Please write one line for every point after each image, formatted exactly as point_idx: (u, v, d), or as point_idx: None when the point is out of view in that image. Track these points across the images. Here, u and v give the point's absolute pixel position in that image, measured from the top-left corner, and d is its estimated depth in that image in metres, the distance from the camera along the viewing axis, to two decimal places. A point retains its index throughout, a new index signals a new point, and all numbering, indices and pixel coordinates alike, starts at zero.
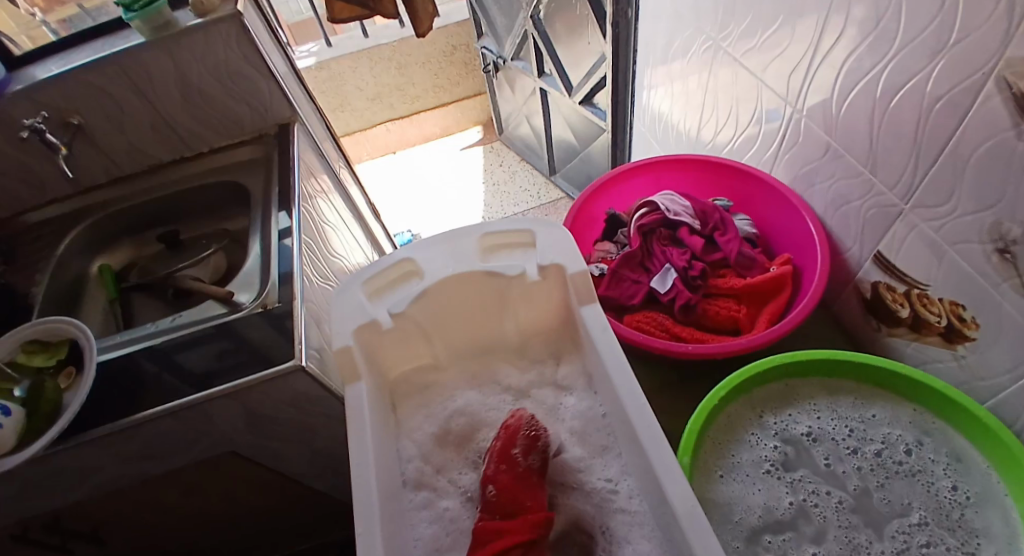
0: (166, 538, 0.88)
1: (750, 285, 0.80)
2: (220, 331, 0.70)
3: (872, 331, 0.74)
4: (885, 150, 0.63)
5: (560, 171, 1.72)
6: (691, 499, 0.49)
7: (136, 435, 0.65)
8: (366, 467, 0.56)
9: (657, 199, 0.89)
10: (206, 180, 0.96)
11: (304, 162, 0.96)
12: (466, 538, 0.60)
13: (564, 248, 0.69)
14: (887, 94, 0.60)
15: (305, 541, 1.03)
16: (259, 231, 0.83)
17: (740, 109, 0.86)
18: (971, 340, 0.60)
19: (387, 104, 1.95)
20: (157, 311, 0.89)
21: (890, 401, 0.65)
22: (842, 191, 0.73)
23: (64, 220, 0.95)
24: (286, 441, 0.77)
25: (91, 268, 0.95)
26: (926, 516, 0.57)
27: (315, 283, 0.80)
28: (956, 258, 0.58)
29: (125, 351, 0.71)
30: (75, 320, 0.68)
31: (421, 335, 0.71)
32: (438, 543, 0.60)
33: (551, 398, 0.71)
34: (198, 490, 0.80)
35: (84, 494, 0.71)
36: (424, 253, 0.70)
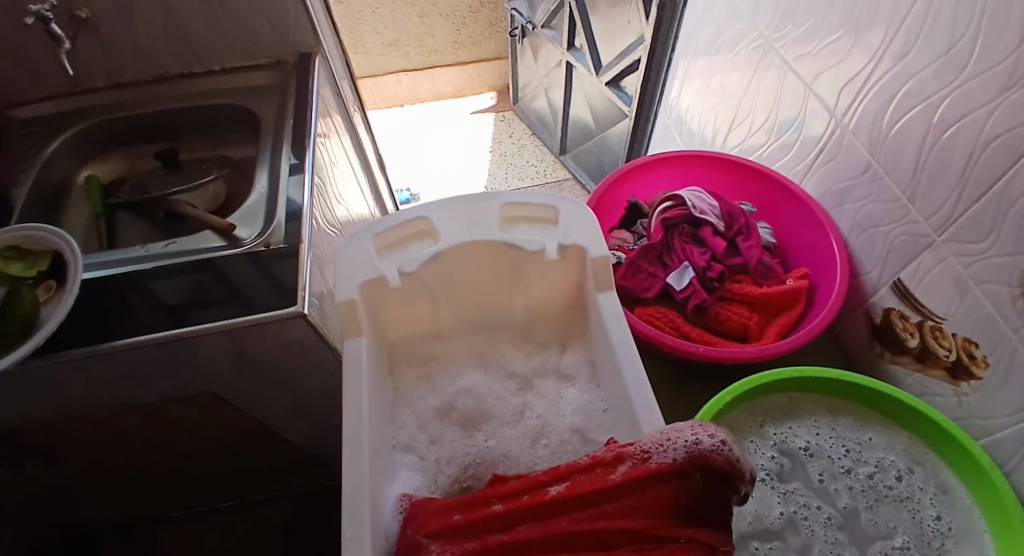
0: (126, 467, 0.84)
1: (767, 294, 0.80)
2: (219, 262, 0.66)
3: (875, 357, 0.75)
4: (929, 180, 0.62)
5: (571, 152, 1.68)
6: None
7: (113, 362, 0.61)
8: (360, 426, 0.53)
9: (683, 194, 0.88)
10: (211, 101, 0.91)
11: (321, 98, 0.90)
12: None
13: (588, 229, 0.66)
14: (943, 123, 0.59)
15: (268, 489, 1.00)
16: (267, 164, 0.78)
17: (780, 115, 0.84)
18: (978, 379, 0.61)
19: (402, 52, 1.88)
20: (144, 232, 0.84)
21: (888, 428, 0.66)
22: (873, 213, 0.72)
23: (57, 119, 0.89)
24: (270, 387, 0.74)
25: (79, 176, 0.90)
26: (908, 541, 0.59)
27: (323, 228, 0.77)
28: (980, 297, 0.58)
29: (110, 271, 0.67)
30: (61, 231, 0.63)
31: (430, 299, 0.69)
32: None
33: (554, 388, 0.70)
34: (168, 424, 0.77)
35: (48, 414, 0.67)
36: (443, 213, 0.66)
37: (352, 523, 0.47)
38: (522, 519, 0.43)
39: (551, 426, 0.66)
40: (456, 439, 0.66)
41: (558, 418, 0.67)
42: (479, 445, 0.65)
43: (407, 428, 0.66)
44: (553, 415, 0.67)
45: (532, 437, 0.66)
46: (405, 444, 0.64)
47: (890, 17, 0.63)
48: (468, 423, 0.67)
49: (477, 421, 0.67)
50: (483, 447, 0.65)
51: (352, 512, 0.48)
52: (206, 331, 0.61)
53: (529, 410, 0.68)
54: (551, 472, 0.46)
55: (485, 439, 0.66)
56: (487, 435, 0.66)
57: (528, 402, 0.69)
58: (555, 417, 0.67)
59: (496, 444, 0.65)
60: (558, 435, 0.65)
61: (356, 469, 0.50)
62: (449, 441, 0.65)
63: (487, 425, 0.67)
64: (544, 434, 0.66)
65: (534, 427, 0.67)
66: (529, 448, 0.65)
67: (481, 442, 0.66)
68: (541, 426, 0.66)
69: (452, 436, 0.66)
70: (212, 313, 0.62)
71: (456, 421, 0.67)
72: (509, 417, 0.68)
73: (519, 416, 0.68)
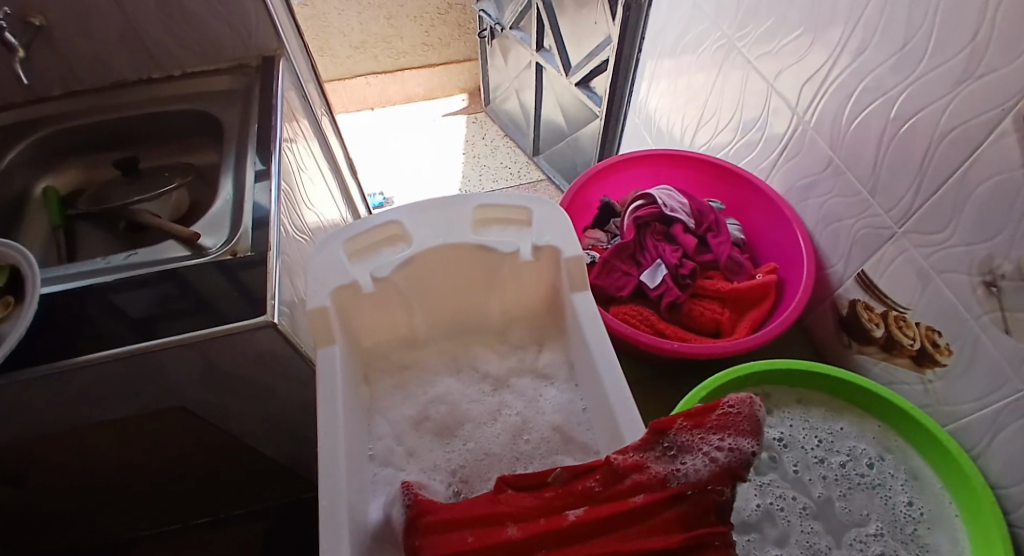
0: (92, 489, 0.81)
1: (739, 289, 0.81)
2: (186, 273, 0.64)
3: (843, 347, 0.77)
4: (889, 173, 0.64)
5: (543, 152, 1.69)
6: None
7: (75, 380, 0.59)
8: (337, 434, 0.52)
9: (654, 193, 0.89)
10: (173, 106, 0.88)
11: (287, 102, 0.88)
12: None
13: (560, 229, 0.66)
14: (901, 117, 0.61)
15: (243, 504, 0.97)
16: (231, 171, 0.76)
17: (745, 113, 0.86)
18: (941, 366, 0.63)
19: (371, 55, 1.86)
20: (105, 243, 0.81)
21: (858, 417, 0.68)
22: (837, 208, 0.74)
23: (10, 129, 0.85)
24: (242, 398, 0.72)
25: (35, 187, 0.87)
26: (881, 528, 0.61)
27: (291, 235, 0.75)
28: (941, 286, 0.60)
29: (69, 285, 0.65)
30: (16, 245, 0.61)
31: (403, 304, 0.68)
32: None
33: (531, 389, 0.70)
34: (137, 441, 0.74)
35: (7, 437, 0.64)
36: (414, 217, 0.65)
37: (330, 535, 0.46)
38: (538, 544, 0.40)
39: (530, 427, 0.66)
40: (436, 442, 0.65)
41: (538, 415, 0.67)
42: (460, 449, 0.64)
43: (383, 438, 0.65)
44: (532, 418, 0.67)
45: (513, 440, 0.65)
46: (382, 450, 0.64)
47: (847, 17, 0.65)
48: (448, 427, 0.66)
49: (455, 424, 0.66)
50: (464, 450, 0.64)
51: (330, 524, 0.47)
52: (172, 344, 0.59)
53: (506, 409, 0.68)
54: (567, 497, 0.43)
55: (463, 443, 0.65)
56: (465, 439, 0.65)
57: (505, 399, 0.69)
58: (536, 413, 0.67)
59: (476, 445, 0.65)
60: (538, 436, 0.65)
61: (332, 479, 0.49)
62: (429, 446, 0.65)
63: (463, 430, 0.66)
64: (524, 430, 0.66)
65: (514, 428, 0.66)
66: (510, 444, 0.65)
67: (460, 447, 0.65)
68: (521, 428, 0.66)
69: (431, 442, 0.65)
70: (179, 325, 0.60)
71: (432, 431, 0.66)
72: (487, 417, 0.67)
73: (498, 415, 0.68)
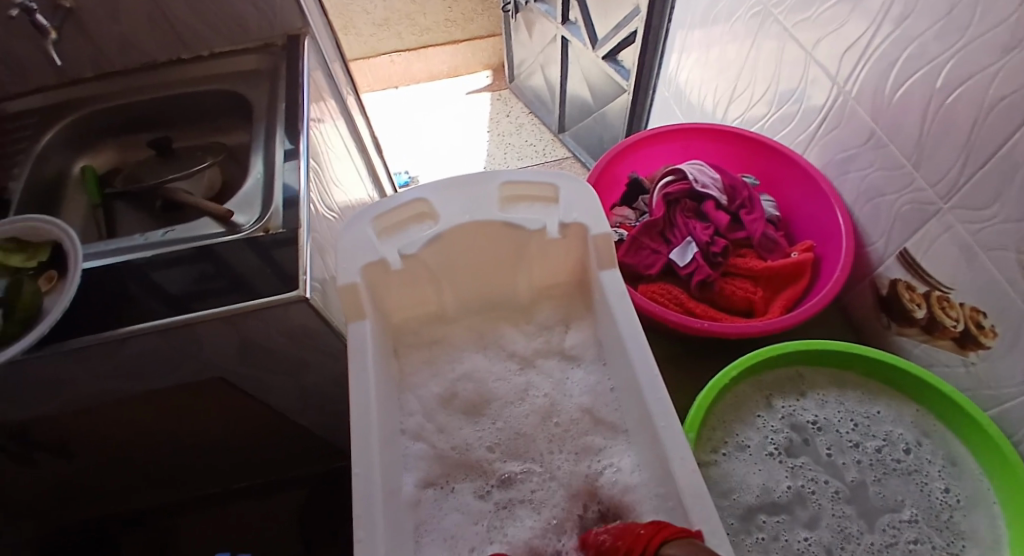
0: (135, 458, 0.84)
1: (772, 268, 0.79)
2: (220, 250, 0.65)
3: (882, 328, 0.75)
4: (934, 146, 0.61)
5: (569, 129, 1.66)
6: None
7: (118, 353, 0.61)
8: (368, 407, 0.53)
9: (685, 168, 0.87)
10: (202, 86, 0.89)
11: (313, 80, 0.88)
12: (476, 527, 0.58)
13: (588, 206, 0.65)
14: (948, 88, 0.58)
15: (278, 474, 1.00)
16: (261, 150, 0.77)
17: (781, 85, 0.83)
18: (985, 348, 0.61)
19: (394, 32, 1.84)
20: (141, 222, 0.83)
21: (895, 401, 0.67)
22: (878, 183, 0.71)
23: (47, 112, 0.88)
24: (276, 373, 0.74)
25: (74, 168, 0.89)
26: (916, 514, 0.60)
27: (321, 212, 0.76)
28: (987, 264, 0.58)
29: (110, 261, 0.66)
30: (59, 222, 0.63)
31: (431, 282, 0.68)
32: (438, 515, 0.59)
33: (558, 370, 0.70)
34: (176, 413, 0.77)
35: (57, 408, 0.67)
36: (440, 194, 0.65)
37: (364, 504, 0.47)
38: None
39: (558, 407, 0.66)
40: (466, 416, 0.66)
41: (565, 398, 0.67)
42: (489, 427, 0.65)
43: (414, 414, 0.66)
44: (560, 398, 0.67)
45: (541, 417, 0.66)
46: (413, 425, 0.65)
47: None
48: (477, 405, 0.67)
49: (483, 402, 0.67)
50: (494, 429, 0.65)
51: (365, 493, 0.48)
52: (208, 317, 0.60)
53: (533, 390, 0.68)
54: None
55: (492, 422, 0.66)
56: (494, 418, 0.66)
57: (532, 381, 0.69)
58: (563, 396, 0.67)
59: (505, 424, 0.65)
60: (565, 414, 0.65)
61: (364, 451, 0.50)
62: (459, 421, 0.66)
63: (491, 409, 0.67)
64: (553, 412, 0.66)
65: (543, 406, 0.66)
66: (540, 426, 0.65)
67: (489, 426, 0.65)
68: (549, 406, 0.66)
69: (461, 419, 0.66)
70: (215, 300, 0.61)
71: (460, 408, 0.67)
72: (514, 397, 0.68)
73: (525, 395, 0.68)
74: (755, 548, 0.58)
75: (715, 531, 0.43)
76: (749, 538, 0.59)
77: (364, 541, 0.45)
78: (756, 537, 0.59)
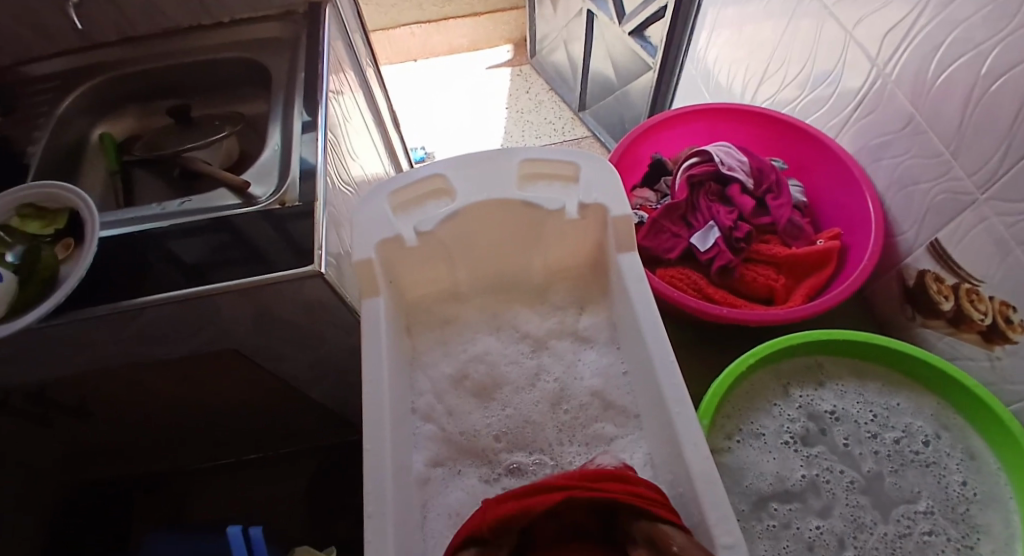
0: (152, 423, 0.86)
1: (796, 255, 0.77)
2: (236, 220, 0.65)
3: (907, 321, 0.73)
4: (975, 135, 0.58)
5: (590, 108, 1.63)
6: None
7: (134, 320, 0.62)
8: (380, 383, 0.53)
9: (711, 149, 0.85)
10: (221, 54, 0.88)
11: (333, 51, 0.87)
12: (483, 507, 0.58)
13: (610, 187, 0.63)
14: (993, 74, 0.55)
15: (290, 445, 1.02)
16: (279, 121, 0.76)
17: (816, 65, 0.79)
18: (1012, 343, 0.59)
19: (415, 3, 1.81)
20: (158, 191, 0.83)
21: (917, 393, 0.65)
22: (913, 170, 0.68)
23: (68, 77, 0.87)
24: (289, 346, 0.74)
25: (93, 133, 0.89)
26: (932, 506, 0.58)
27: (337, 186, 0.75)
28: (1023, 259, 0.55)
29: (127, 230, 0.67)
30: (76, 189, 0.63)
31: (446, 259, 0.67)
32: (445, 493, 0.59)
33: (570, 352, 0.69)
34: (191, 381, 0.78)
35: (75, 372, 0.68)
36: (458, 170, 0.64)
37: (374, 479, 0.47)
38: None
39: (569, 391, 0.66)
40: (477, 396, 0.66)
41: (576, 382, 0.66)
42: (499, 414, 0.65)
43: (425, 393, 0.66)
44: (571, 383, 0.66)
45: (552, 402, 0.65)
46: (423, 403, 0.65)
47: None
48: (489, 386, 0.67)
49: (494, 386, 0.67)
50: (502, 416, 0.65)
51: (375, 468, 0.48)
52: (223, 289, 0.60)
53: (544, 373, 0.68)
54: None
55: (502, 408, 0.65)
56: (504, 403, 0.66)
57: (544, 363, 0.69)
58: (574, 380, 0.67)
59: (514, 412, 0.65)
60: (576, 398, 0.65)
61: (374, 427, 0.50)
62: (470, 401, 0.66)
63: (502, 394, 0.66)
64: (563, 398, 0.65)
65: (554, 389, 0.66)
66: (549, 415, 0.65)
67: (498, 411, 0.65)
68: (559, 391, 0.66)
69: (471, 399, 0.66)
70: (230, 271, 0.61)
71: (471, 390, 0.66)
72: (526, 380, 0.67)
73: (536, 377, 0.67)
74: (765, 535, 0.58)
75: (724, 519, 0.43)
76: (759, 525, 0.58)
77: (374, 515, 0.45)
78: (766, 524, 0.58)
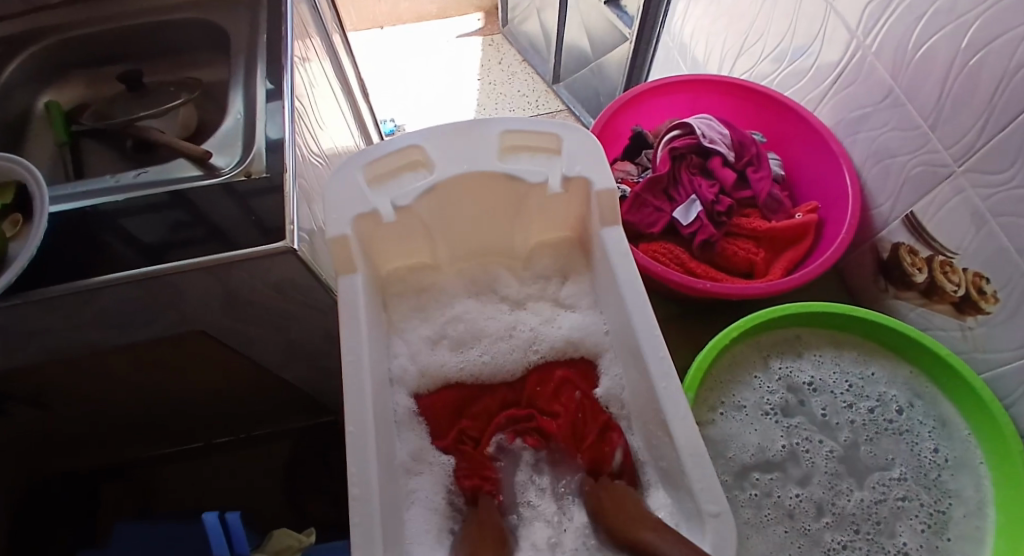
0: (115, 410, 0.82)
1: (776, 229, 0.78)
2: (198, 195, 0.61)
3: (880, 292, 0.75)
4: (955, 107, 0.59)
5: (564, 80, 1.59)
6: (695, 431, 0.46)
7: (90, 302, 0.58)
8: (361, 363, 0.51)
9: (692, 121, 0.84)
10: (177, 15, 0.82)
11: (298, 13, 0.81)
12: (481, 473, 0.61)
13: (593, 159, 0.61)
14: (974, 47, 0.55)
15: (264, 427, 0.99)
16: (240, 87, 0.71)
17: (795, 36, 0.78)
18: (984, 314, 0.61)
19: None
20: (112, 163, 0.78)
21: (891, 362, 0.67)
22: (891, 143, 0.69)
23: (5, 40, 0.80)
24: (263, 326, 0.71)
25: (38, 103, 0.83)
26: (906, 472, 0.61)
27: (307, 158, 0.71)
28: (997, 231, 0.57)
29: (78, 204, 0.62)
30: (23, 160, 0.58)
31: (425, 232, 0.65)
32: None
33: (548, 311, 0.70)
34: (159, 365, 0.74)
35: (29, 359, 0.64)
36: (436, 141, 0.61)
37: (357, 461, 0.46)
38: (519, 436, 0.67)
39: (542, 339, 0.69)
40: (453, 349, 0.69)
41: (549, 332, 0.69)
42: (473, 358, 0.68)
43: (400, 356, 0.66)
44: (545, 333, 0.69)
45: (524, 347, 0.69)
46: (399, 369, 0.66)
47: None
48: (467, 339, 0.69)
49: (471, 339, 0.69)
50: (477, 360, 0.69)
51: (357, 452, 0.47)
52: (190, 267, 0.57)
53: (521, 325, 0.70)
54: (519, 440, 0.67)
55: (476, 353, 0.69)
56: (481, 350, 0.69)
57: (520, 318, 0.70)
58: (550, 328, 0.69)
59: (490, 359, 0.69)
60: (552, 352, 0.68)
61: (358, 407, 0.48)
62: (445, 351, 0.68)
63: (479, 342, 0.69)
64: (535, 342, 0.69)
65: (526, 337, 0.69)
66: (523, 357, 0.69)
67: (475, 356, 0.69)
68: (532, 339, 0.69)
69: (448, 352, 0.68)
70: (196, 248, 0.57)
71: (447, 348, 0.69)
72: (501, 332, 0.69)
73: (511, 331, 0.70)
74: (747, 504, 0.59)
75: (711, 488, 0.43)
76: (741, 494, 0.60)
77: (360, 498, 0.44)
78: (748, 493, 0.60)
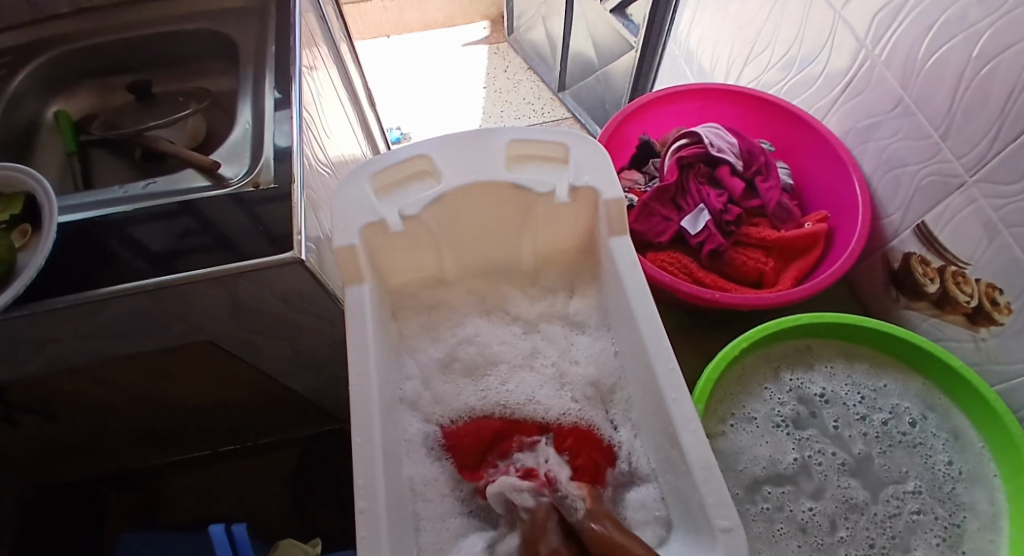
0: (121, 419, 0.82)
1: (785, 239, 0.78)
2: (206, 205, 0.61)
3: (891, 302, 0.75)
4: (966, 117, 0.58)
5: (570, 88, 1.60)
6: (705, 445, 0.45)
7: (98, 313, 0.58)
8: (368, 374, 0.50)
9: (700, 130, 0.84)
10: (185, 25, 0.83)
11: (306, 24, 0.82)
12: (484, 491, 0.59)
13: (601, 168, 0.61)
14: (984, 57, 0.55)
15: (269, 436, 0.98)
16: (248, 97, 0.71)
17: (803, 44, 0.78)
18: (997, 325, 0.60)
19: None
20: (119, 173, 0.78)
21: (903, 374, 0.66)
22: (901, 152, 0.68)
23: (17, 50, 0.81)
24: (269, 336, 0.71)
25: (47, 113, 0.83)
26: (920, 485, 0.60)
27: (315, 168, 0.71)
28: (1009, 241, 0.56)
29: (87, 215, 0.62)
30: (33, 172, 0.58)
31: (433, 243, 0.65)
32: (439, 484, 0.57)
33: (563, 337, 0.69)
34: (164, 374, 0.74)
35: (36, 368, 0.64)
36: (444, 151, 0.61)
37: (363, 473, 0.46)
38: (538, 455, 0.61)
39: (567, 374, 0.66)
40: (467, 376, 0.66)
41: (572, 366, 0.66)
42: (494, 389, 0.65)
43: (412, 379, 0.64)
44: (567, 369, 0.66)
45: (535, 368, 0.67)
46: (411, 392, 0.63)
47: None
48: (480, 366, 0.66)
49: (485, 365, 0.66)
50: (501, 390, 0.65)
51: (363, 463, 0.46)
52: (197, 278, 0.57)
53: (541, 355, 0.68)
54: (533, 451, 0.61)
55: (498, 384, 0.65)
56: (501, 380, 0.66)
57: (537, 346, 0.68)
58: (571, 365, 0.67)
59: (515, 389, 0.65)
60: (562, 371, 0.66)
61: (364, 418, 0.48)
62: (458, 379, 0.66)
63: (497, 371, 0.66)
64: (564, 380, 0.65)
65: (551, 373, 0.66)
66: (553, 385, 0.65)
67: (494, 386, 0.65)
68: (559, 375, 0.66)
69: (464, 382, 0.66)
70: (203, 259, 0.57)
71: (460, 374, 0.66)
72: (521, 360, 0.67)
73: (531, 361, 0.67)
74: (759, 517, 0.59)
75: (721, 501, 0.43)
76: (753, 508, 0.59)
77: (366, 512, 0.44)
78: (759, 507, 0.59)
